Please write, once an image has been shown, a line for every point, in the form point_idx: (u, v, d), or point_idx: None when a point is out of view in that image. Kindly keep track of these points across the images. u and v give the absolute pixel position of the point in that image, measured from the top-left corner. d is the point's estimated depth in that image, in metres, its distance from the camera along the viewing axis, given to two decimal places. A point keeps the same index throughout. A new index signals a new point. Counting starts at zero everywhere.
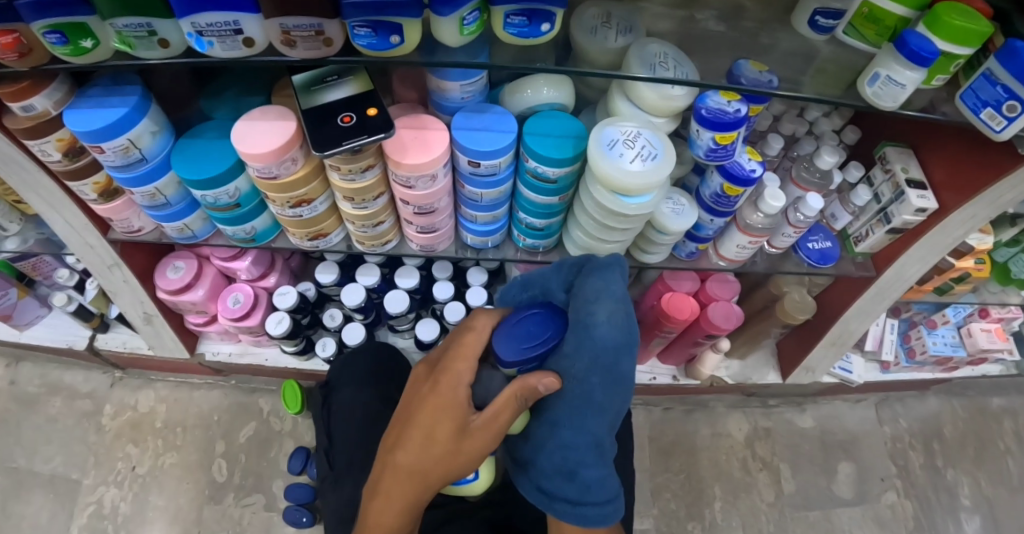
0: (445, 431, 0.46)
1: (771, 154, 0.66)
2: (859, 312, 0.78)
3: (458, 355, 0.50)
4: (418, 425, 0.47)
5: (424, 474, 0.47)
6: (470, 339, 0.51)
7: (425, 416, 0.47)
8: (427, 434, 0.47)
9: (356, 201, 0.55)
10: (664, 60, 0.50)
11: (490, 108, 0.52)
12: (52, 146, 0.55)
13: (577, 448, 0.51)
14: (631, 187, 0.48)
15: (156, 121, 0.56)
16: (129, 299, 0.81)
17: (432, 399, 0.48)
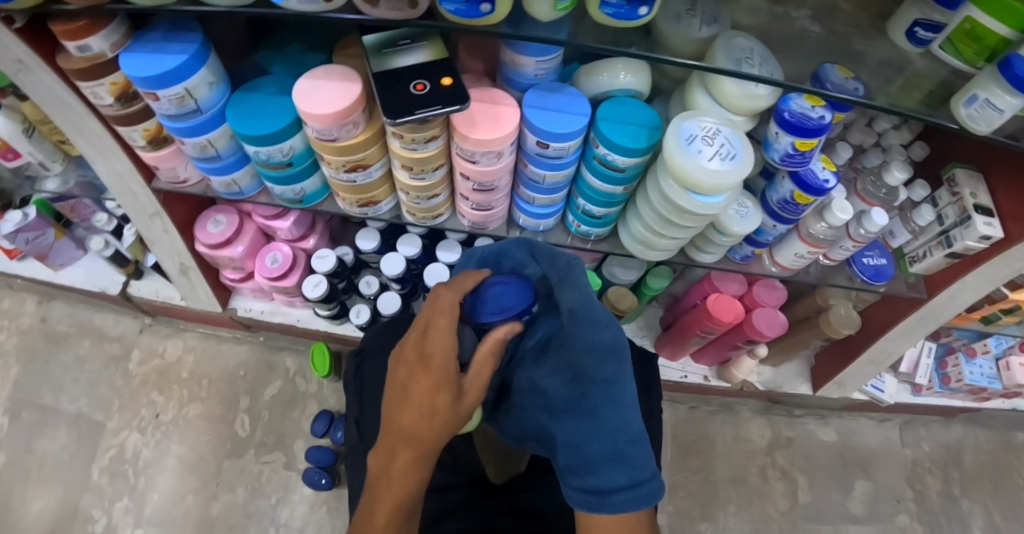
0: (443, 401, 0.44)
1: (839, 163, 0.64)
2: (902, 332, 0.77)
3: (433, 337, 0.45)
4: (416, 403, 0.44)
5: (421, 441, 0.44)
6: (441, 329, 0.45)
7: (421, 394, 0.44)
8: (427, 412, 0.44)
9: (414, 171, 0.53)
10: (749, 56, 0.48)
11: (563, 88, 0.50)
12: (105, 89, 0.54)
13: (597, 428, 0.46)
14: (706, 185, 0.47)
15: (214, 71, 0.54)
16: (167, 249, 0.81)
17: (421, 380, 0.44)
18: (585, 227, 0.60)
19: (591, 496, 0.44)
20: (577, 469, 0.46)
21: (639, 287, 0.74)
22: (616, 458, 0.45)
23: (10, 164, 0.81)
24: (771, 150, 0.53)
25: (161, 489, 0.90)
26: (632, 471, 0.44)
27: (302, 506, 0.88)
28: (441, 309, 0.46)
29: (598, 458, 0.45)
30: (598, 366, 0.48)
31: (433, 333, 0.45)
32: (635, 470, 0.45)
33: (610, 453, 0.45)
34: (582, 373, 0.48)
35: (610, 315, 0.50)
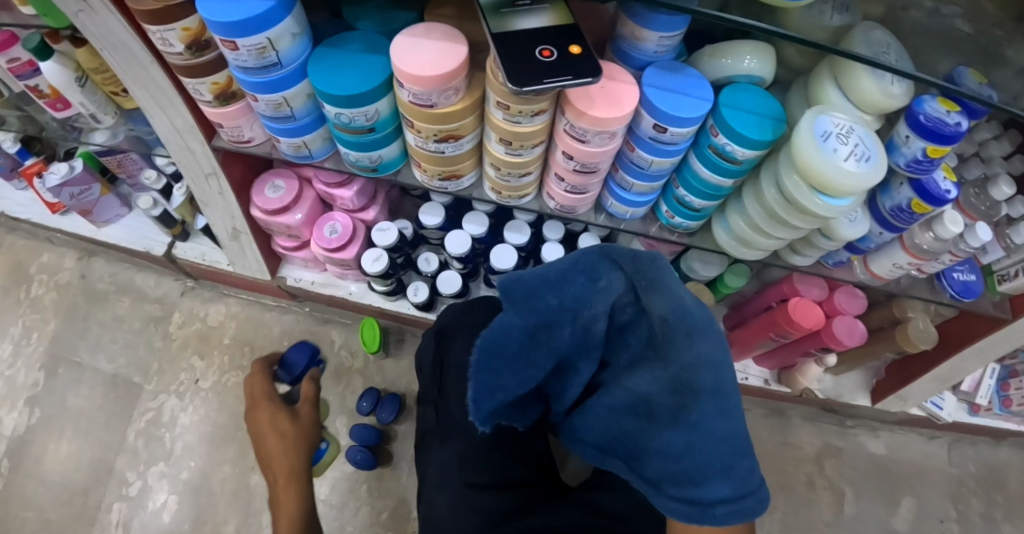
0: (286, 423, 0.81)
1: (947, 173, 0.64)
2: (979, 351, 0.74)
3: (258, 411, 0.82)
4: (274, 440, 0.79)
5: (292, 471, 0.76)
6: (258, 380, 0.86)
7: (274, 441, 0.79)
8: (282, 438, 0.79)
9: (513, 146, 0.50)
10: (887, 49, 0.45)
11: (685, 69, 0.47)
12: (176, 35, 0.49)
13: (704, 441, 0.39)
14: (837, 185, 0.45)
15: (298, 21, 0.49)
16: (220, 212, 0.78)
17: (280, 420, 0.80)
18: (679, 218, 0.59)
19: (692, 506, 0.39)
20: (690, 478, 0.39)
21: (715, 284, 0.73)
22: (722, 470, 0.39)
23: (58, 114, 0.78)
24: (896, 154, 0.51)
25: (198, 456, 0.89)
26: (738, 479, 0.39)
27: (342, 483, 0.86)
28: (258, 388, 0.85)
29: (703, 468, 0.39)
30: (697, 376, 0.40)
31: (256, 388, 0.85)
32: (737, 481, 0.39)
33: (715, 466, 0.38)
34: (683, 382, 0.40)
35: (704, 320, 0.42)
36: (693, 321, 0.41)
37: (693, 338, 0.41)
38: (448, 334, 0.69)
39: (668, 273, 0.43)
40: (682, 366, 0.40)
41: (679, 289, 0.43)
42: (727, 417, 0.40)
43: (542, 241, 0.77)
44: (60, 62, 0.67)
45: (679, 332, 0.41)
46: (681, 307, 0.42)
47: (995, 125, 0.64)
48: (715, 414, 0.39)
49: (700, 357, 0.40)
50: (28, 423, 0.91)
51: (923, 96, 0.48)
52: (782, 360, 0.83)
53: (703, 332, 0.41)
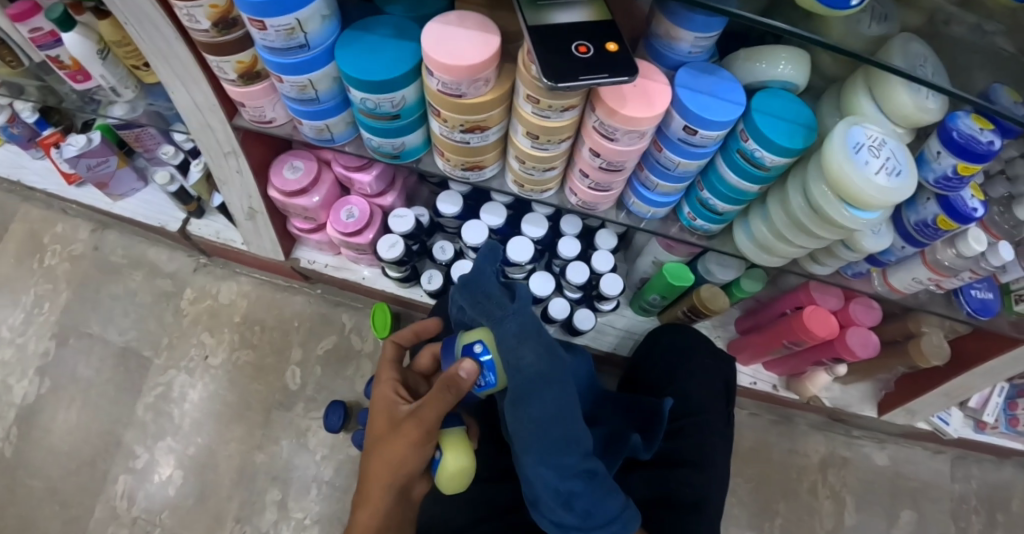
0: (382, 422, 0.54)
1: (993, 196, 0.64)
2: (993, 369, 0.74)
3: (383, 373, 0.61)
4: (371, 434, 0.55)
5: (377, 468, 0.51)
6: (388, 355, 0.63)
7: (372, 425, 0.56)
8: (374, 434, 0.54)
9: (540, 140, 0.50)
10: (925, 63, 0.44)
11: (718, 71, 0.46)
12: (202, 12, 0.49)
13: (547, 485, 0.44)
14: (865, 199, 0.45)
15: (328, 3, 0.49)
16: (237, 191, 0.77)
17: (379, 423, 0.54)
18: (701, 221, 0.59)
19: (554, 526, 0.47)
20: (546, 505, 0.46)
21: (730, 287, 0.72)
22: (565, 503, 0.45)
23: (78, 85, 0.78)
24: (926, 169, 0.50)
25: (206, 433, 0.90)
26: (589, 509, 0.45)
27: (346, 465, 0.88)
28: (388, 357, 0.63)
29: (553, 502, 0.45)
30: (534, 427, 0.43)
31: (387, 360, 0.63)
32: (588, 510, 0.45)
33: (560, 501, 0.45)
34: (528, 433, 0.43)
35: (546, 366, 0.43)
36: (537, 380, 0.43)
37: (532, 399, 0.43)
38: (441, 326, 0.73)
39: (523, 322, 0.44)
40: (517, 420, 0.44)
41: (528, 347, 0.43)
42: (558, 468, 0.44)
43: (559, 235, 0.77)
44: (81, 34, 0.67)
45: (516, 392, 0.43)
46: (522, 369, 0.43)
47: None
48: (546, 463, 0.44)
49: (541, 420, 0.42)
50: (38, 392, 0.92)
51: (958, 112, 0.47)
52: (791, 367, 0.83)
53: (550, 381, 0.43)
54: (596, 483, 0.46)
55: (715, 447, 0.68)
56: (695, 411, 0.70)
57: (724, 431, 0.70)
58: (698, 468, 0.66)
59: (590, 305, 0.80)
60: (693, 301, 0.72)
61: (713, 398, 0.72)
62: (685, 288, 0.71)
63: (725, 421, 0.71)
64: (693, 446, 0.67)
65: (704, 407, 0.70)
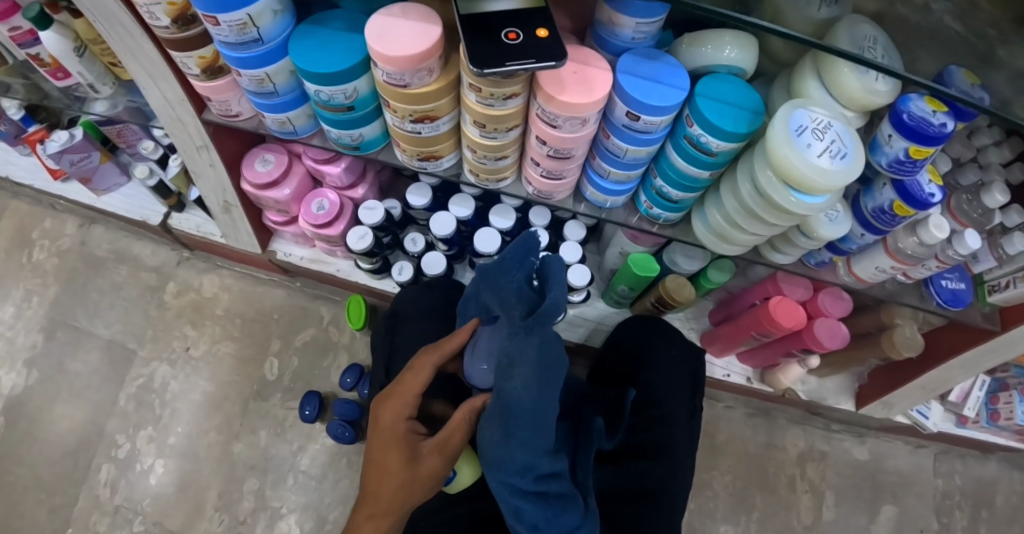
0: (395, 461, 0.49)
1: (964, 184, 0.63)
2: (966, 362, 0.73)
3: (399, 392, 0.52)
4: (376, 464, 0.50)
5: (384, 501, 0.48)
6: (411, 374, 0.53)
7: (379, 453, 0.50)
8: (382, 468, 0.49)
9: (487, 128, 0.50)
10: (873, 44, 0.43)
11: (662, 56, 0.46)
12: (162, 10, 0.49)
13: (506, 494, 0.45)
14: (809, 183, 0.44)
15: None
16: (212, 184, 0.78)
17: (390, 462, 0.49)
18: (657, 209, 0.59)
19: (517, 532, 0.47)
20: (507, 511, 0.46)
21: (698, 278, 0.73)
22: (521, 517, 0.44)
23: (59, 82, 0.79)
24: (879, 153, 0.49)
25: (186, 423, 0.91)
26: (544, 526, 0.44)
27: (324, 455, 0.90)
28: (413, 370, 0.53)
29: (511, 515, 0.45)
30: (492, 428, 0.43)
31: (404, 378, 0.53)
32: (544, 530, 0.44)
33: (514, 513, 0.45)
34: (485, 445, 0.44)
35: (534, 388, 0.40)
36: (509, 407, 0.41)
37: (500, 426, 0.42)
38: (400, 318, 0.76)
39: (525, 344, 0.41)
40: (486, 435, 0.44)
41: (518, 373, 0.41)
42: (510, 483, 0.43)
43: (528, 226, 0.77)
44: (57, 32, 0.67)
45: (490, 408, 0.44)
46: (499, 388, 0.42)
47: (997, 131, 0.62)
48: (500, 476, 0.44)
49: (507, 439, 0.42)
50: (25, 383, 0.94)
51: (910, 94, 0.46)
52: (765, 359, 0.83)
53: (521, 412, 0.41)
54: (559, 506, 0.44)
55: (679, 440, 0.69)
56: (657, 404, 0.71)
57: (688, 424, 0.71)
58: (662, 461, 0.66)
59: None
60: (660, 291, 0.73)
61: (676, 391, 0.73)
62: (651, 279, 0.72)
63: (689, 414, 0.72)
64: (654, 438, 0.68)
65: (665, 401, 0.71)
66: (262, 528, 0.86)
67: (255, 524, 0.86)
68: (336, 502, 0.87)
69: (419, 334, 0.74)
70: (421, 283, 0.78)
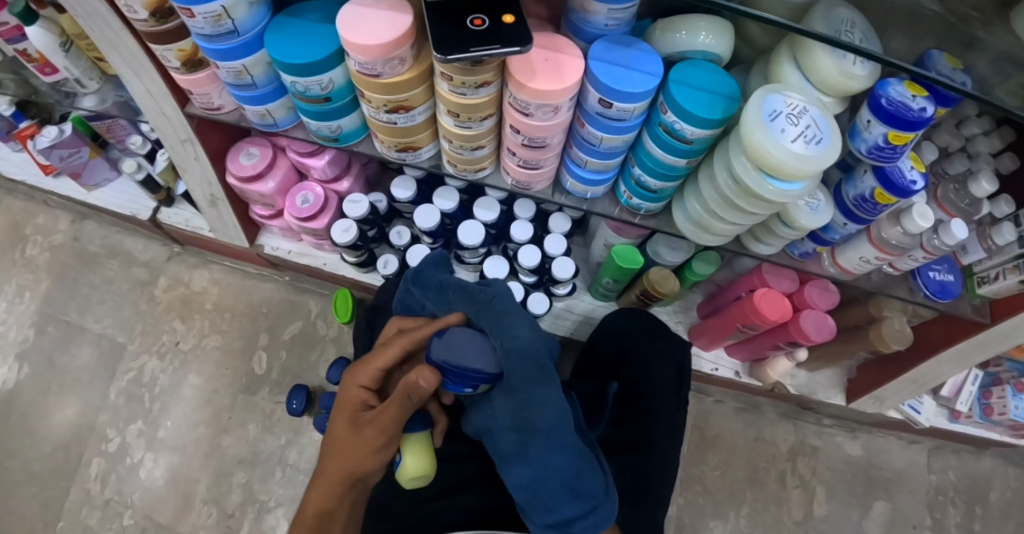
0: (341, 426, 0.48)
1: (952, 172, 0.62)
2: (956, 356, 0.72)
3: (363, 362, 0.49)
4: (331, 425, 0.49)
5: (331, 464, 0.47)
6: (381, 347, 0.50)
7: (335, 417, 0.49)
8: (333, 430, 0.48)
9: (461, 118, 0.50)
10: (850, 28, 0.42)
11: (636, 42, 0.45)
12: (139, 2, 0.48)
13: (546, 474, 0.46)
14: (785, 170, 0.43)
15: None
16: (197, 178, 0.78)
17: (338, 427, 0.48)
18: (637, 199, 0.59)
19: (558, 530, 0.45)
20: (536, 505, 0.46)
21: (684, 270, 0.73)
22: (569, 493, 0.45)
23: (47, 78, 0.78)
24: (858, 140, 0.48)
25: (176, 417, 0.92)
26: (590, 488, 0.46)
27: (314, 449, 0.91)
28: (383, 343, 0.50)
29: (558, 497, 0.45)
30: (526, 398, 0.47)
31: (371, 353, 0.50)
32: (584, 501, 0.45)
33: (558, 493, 0.45)
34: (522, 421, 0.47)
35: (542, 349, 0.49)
36: (541, 363, 0.49)
37: (538, 382, 0.48)
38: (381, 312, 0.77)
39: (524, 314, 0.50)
40: (523, 403, 0.47)
41: (522, 327, 0.49)
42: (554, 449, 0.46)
43: (513, 218, 0.77)
44: (44, 27, 0.67)
45: (523, 377, 0.48)
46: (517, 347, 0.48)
47: (987, 120, 0.61)
48: (547, 447, 0.46)
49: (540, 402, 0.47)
50: (17, 378, 0.94)
51: (890, 79, 0.45)
52: (751, 352, 0.83)
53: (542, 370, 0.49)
54: (591, 464, 0.48)
55: (661, 432, 0.69)
56: (638, 397, 0.72)
57: (672, 417, 0.71)
58: (644, 454, 0.67)
59: (546, 289, 0.81)
60: (644, 284, 0.73)
61: (662, 383, 0.73)
62: (635, 271, 0.71)
63: (674, 406, 0.72)
64: (637, 431, 0.69)
65: (648, 394, 0.72)
66: (251, 522, 0.86)
67: (244, 517, 0.87)
68: None
69: None
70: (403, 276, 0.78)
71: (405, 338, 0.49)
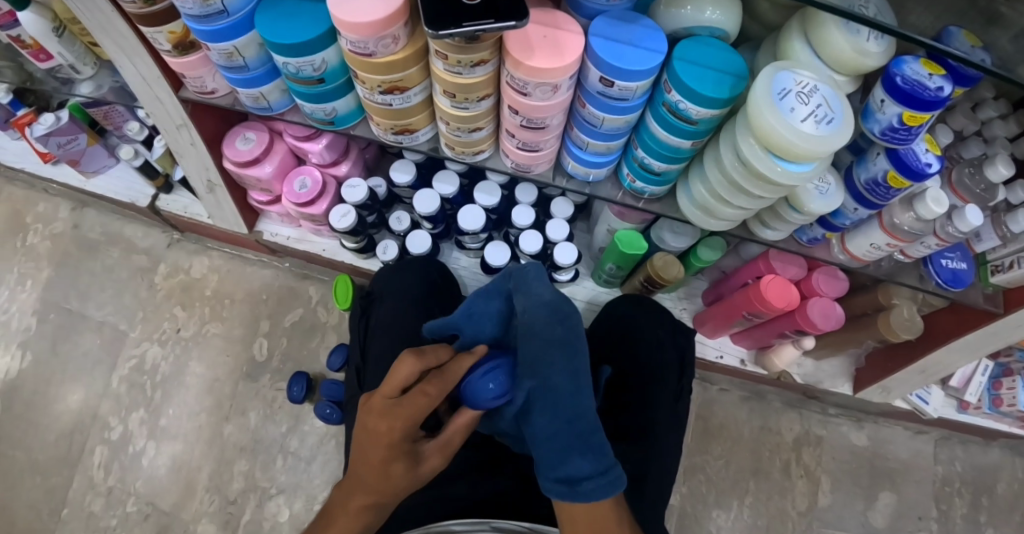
0: (400, 470, 0.42)
1: (966, 158, 0.59)
2: (966, 346, 0.70)
3: (405, 410, 0.42)
4: (372, 465, 0.42)
5: (380, 497, 0.43)
6: (418, 395, 0.42)
7: (376, 459, 0.42)
8: (383, 475, 0.42)
9: (457, 98, 0.48)
10: (864, 1, 0.40)
11: (639, 18, 0.43)
12: None
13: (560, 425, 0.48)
14: (793, 150, 0.41)
15: None
16: (194, 163, 0.77)
17: (393, 467, 0.42)
18: (640, 183, 0.57)
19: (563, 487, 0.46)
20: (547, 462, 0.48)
21: (688, 256, 0.71)
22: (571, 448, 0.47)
23: (42, 65, 0.75)
24: (872, 120, 0.46)
25: (178, 405, 0.92)
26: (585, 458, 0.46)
27: (314, 436, 0.91)
28: (423, 391, 0.43)
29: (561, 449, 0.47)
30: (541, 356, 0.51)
31: (405, 396, 0.42)
32: (591, 462, 0.46)
33: (571, 442, 0.47)
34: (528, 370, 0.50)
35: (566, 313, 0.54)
36: (551, 321, 0.53)
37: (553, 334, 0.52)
38: (377, 298, 0.76)
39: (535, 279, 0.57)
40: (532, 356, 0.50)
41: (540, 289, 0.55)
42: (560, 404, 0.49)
43: (514, 203, 0.76)
44: (36, 12, 0.66)
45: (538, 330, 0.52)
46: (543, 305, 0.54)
47: (1003, 103, 0.59)
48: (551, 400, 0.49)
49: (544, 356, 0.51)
50: (20, 366, 0.94)
51: (906, 56, 0.43)
52: (758, 340, 0.82)
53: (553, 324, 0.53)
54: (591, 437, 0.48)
55: (658, 422, 0.68)
56: (635, 385, 0.71)
57: (672, 407, 0.70)
58: (640, 446, 0.65)
59: (548, 275, 0.80)
60: (648, 270, 0.72)
61: (660, 369, 0.72)
62: (639, 257, 0.70)
63: (675, 396, 0.71)
64: (632, 421, 0.68)
65: (644, 383, 0.71)
66: (252, 510, 0.87)
67: (246, 504, 0.87)
68: (326, 483, 0.88)
69: (398, 312, 0.74)
70: (400, 261, 0.77)
71: (449, 387, 0.44)
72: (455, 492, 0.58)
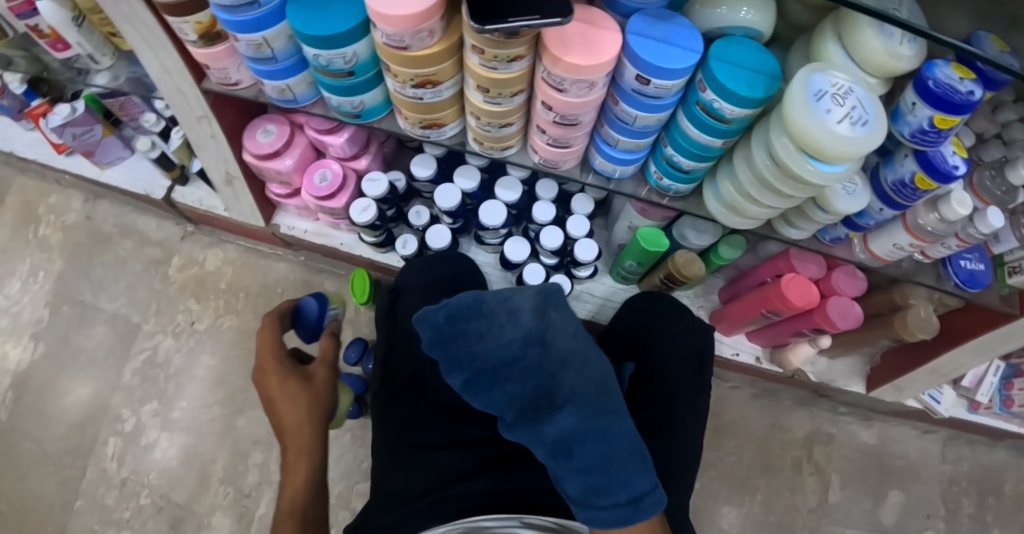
0: (295, 386, 0.59)
1: (986, 160, 0.60)
2: (981, 346, 0.71)
3: (262, 355, 0.62)
4: (280, 400, 0.59)
5: (299, 433, 0.57)
6: (264, 338, 0.63)
7: (275, 386, 0.59)
8: (286, 400, 0.59)
9: (490, 93, 0.49)
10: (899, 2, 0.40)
11: (674, 16, 0.43)
12: None
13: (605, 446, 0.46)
14: (828, 151, 0.42)
15: None
16: (213, 156, 0.77)
17: (287, 385, 0.59)
18: (667, 180, 0.58)
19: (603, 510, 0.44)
20: (597, 487, 0.44)
21: (709, 254, 0.72)
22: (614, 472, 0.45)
23: (60, 55, 0.74)
24: (902, 122, 0.46)
25: (190, 397, 0.92)
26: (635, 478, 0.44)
27: None
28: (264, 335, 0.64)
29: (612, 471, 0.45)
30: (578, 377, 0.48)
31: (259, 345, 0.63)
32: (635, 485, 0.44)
33: (615, 469, 0.45)
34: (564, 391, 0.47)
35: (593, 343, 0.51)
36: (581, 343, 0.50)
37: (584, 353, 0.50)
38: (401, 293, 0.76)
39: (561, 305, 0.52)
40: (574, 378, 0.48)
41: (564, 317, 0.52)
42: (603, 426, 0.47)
43: (534, 199, 0.76)
44: (56, 1, 0.64)
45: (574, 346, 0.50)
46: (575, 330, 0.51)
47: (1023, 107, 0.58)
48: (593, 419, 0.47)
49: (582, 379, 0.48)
50: (32, 358, 0.94)
51: (937, 59, 0.43)
52: (773, 338, 0.82)
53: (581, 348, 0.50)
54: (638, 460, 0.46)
55: (678, 419, 0.68)
56: (658, 382, 0.71)
57: (691, 403, 0.70)
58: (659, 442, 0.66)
59: (567, 271, 0.80)
60: (669, 267, 0.72)
61: (678, 365, 0.72)
62: (660, 254, 0.70)
63: (694, 393, 0.71)
64: (654, 415, 0.68)
65: (664, 379, 0.71)
66: (266, 502, 0.87)
67: (260, 497, 0.87)
68: (340, 476, 0.89)
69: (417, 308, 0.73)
70: (423, 257, 0.78)
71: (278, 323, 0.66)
72: (479, 485, 0.58)
